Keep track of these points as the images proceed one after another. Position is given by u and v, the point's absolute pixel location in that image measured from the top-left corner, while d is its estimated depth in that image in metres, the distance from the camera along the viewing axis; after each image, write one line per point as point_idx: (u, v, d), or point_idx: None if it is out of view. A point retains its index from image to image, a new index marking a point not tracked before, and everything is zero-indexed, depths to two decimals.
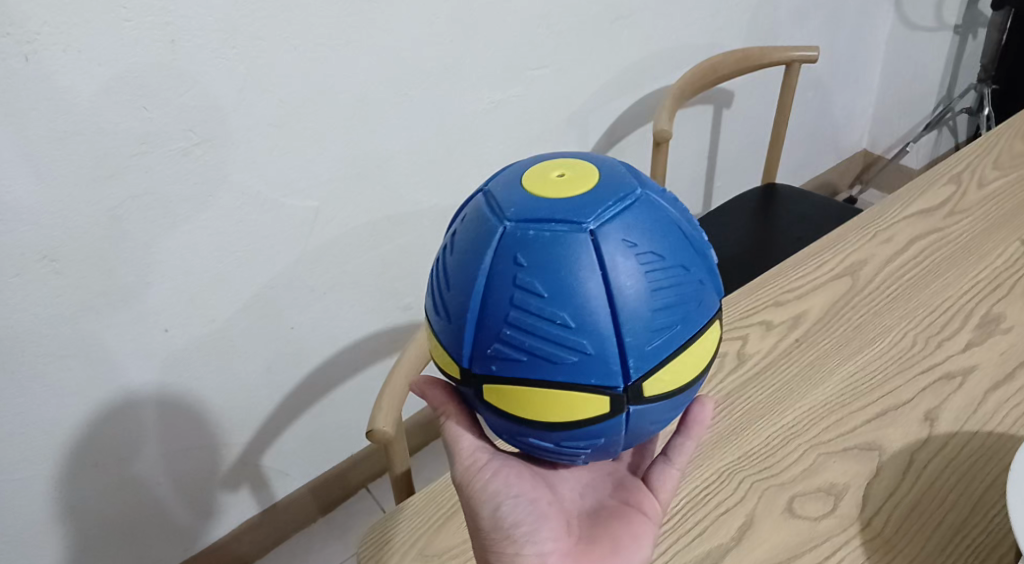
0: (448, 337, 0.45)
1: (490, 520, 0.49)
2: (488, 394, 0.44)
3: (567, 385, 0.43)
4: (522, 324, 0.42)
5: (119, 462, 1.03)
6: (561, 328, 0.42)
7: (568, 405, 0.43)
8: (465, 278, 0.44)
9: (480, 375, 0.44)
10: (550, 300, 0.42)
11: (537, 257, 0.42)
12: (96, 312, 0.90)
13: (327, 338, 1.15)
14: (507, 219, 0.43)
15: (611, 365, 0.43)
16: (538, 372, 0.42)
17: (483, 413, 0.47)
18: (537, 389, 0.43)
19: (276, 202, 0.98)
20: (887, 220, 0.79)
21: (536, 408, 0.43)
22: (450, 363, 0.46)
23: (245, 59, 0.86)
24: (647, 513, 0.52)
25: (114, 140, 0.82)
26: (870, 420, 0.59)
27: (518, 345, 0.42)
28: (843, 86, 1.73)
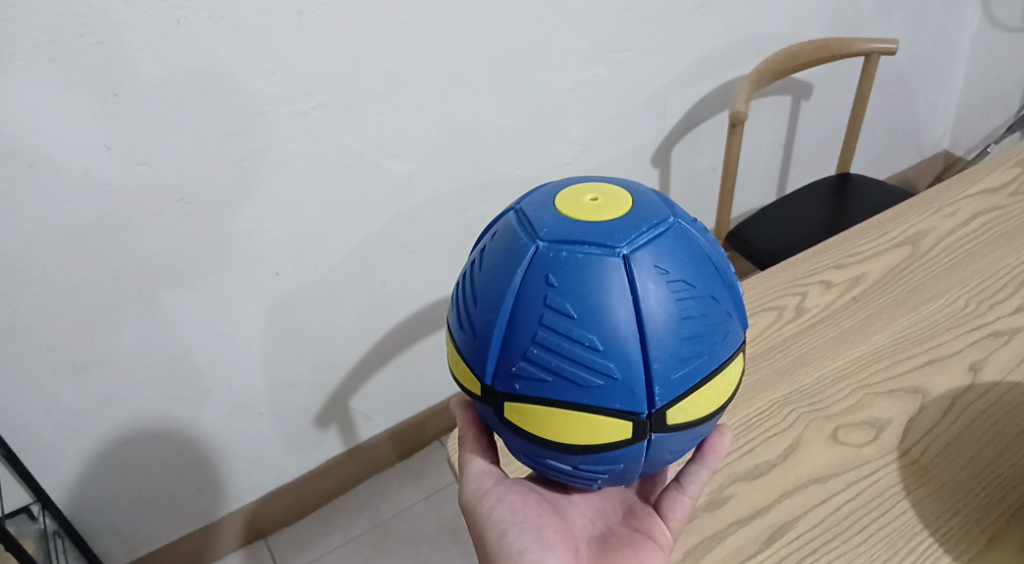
0: (475, 352, 0.52)
1: (497, 543, 0.56)
2: (510, 412, 0.51)
3: (592, 406, 0.49)
4: (549, 343, 0.49)
5: (228, 389, 1.16)
6: (588, 349, 0.49)
7: (587, 429, 0.50)
8: (495, 294, 0.51)
9: (503, 393, 0.51)
10: (578, 321, 0.49)
11: (567, 280, 0.49)
12: (218, 253, 1.03)
13: (414, 294, 1.25)
14: (539, 239, 0.50)
15: (636, 393, 0.49)
16: (562, 391, 0.49)
17: (501, 433, 0.54)
18: (558, 409, 0.50)
19: (378, 164, 1.08)
20: (951, 197, 0.83)
21: (558, 432, 0.50)
22: (473, 380, 0.53)
23: (359, 30, 0.97)
24: (652, 537, 0.56)
25: (246, 98, 0.93)
26: (917, 367, 0.65)
27: (544, 365, 0.49)
28: (925, 83, 1.74)
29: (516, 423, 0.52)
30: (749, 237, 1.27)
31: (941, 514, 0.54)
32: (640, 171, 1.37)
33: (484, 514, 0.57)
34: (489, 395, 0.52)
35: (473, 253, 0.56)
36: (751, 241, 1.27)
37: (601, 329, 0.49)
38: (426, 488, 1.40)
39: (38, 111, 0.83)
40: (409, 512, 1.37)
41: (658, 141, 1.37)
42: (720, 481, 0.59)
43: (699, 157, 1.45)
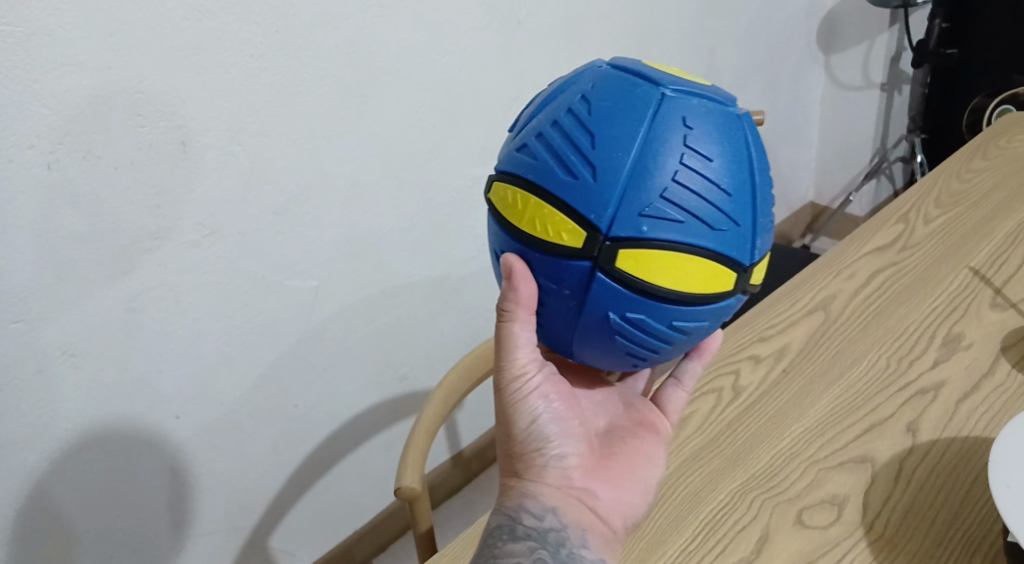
0: (589, 196, 0.49)
1: (528, 429, 0.57)
2: (623, 258, 0.50)
3: (713, 252, 0.51)
4: (689, 182, 0.50)
5: (132, 553, 1.03)
6: (724, 193, 0.50)
7: (692, 275, 0.51)
8: (624, 133, 0.49)
9: (622, 240, 0.49)
10: (716, 166, 0.50)
11: (705, 125, 0.50)
12: (111, 404, 0.93)
13: (329, 414, 1.18)
14: (664, 86, 0.51)
15: (750, 242, 0.53)
16: (695, 234, 0.50)
17: (590, 293, 0.52)
18: (684, 253, 0.50)
19: (280, 284, 1.03)
20: (848, 259, 0.88)
21: (673, 278, 0.51)
22: (575, 230, 0.50)
23: (249, 154, 0.93)
24: (659, 432, 0.65)
25: (130, 237, 0.87)
26: (859, 435, 0.66)
27: (685, 206, 0.49)
28: (787, 143, 1.88)
29: (628, 273, 0.50)
30: None
31: None
32: None
33: (521, 397, 0.57)
34: (597, 246, 0.50)
35: (555, 106, 0.52)
36: None
37: (731, 177, 0.51)
38: None
39: None
40: None
41: None
42: None
43: None
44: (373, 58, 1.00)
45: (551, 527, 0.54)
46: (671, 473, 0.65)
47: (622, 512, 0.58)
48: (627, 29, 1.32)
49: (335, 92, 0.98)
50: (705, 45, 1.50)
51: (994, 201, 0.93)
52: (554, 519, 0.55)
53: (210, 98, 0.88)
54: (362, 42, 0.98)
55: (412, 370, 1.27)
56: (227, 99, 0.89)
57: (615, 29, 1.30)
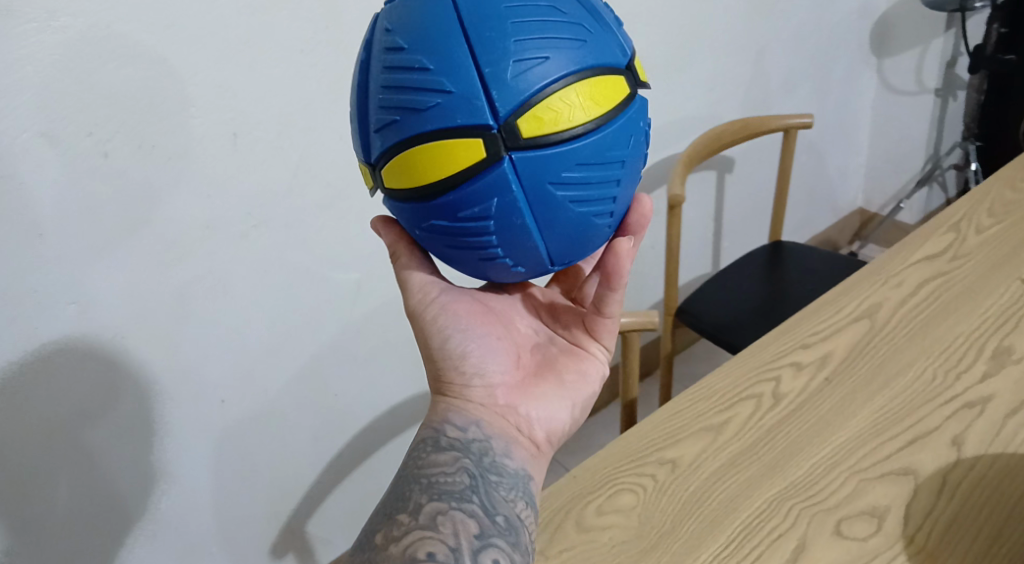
0: (361, 135, 0.58)
1: (452, 343, 0.66)
2: (390, 175, 0.56)
3: (439, 129, 0.52)
4: (394, 82, 0.53)
5: (175, 532, 1.07)
6: (420, 72, 0.52)
7: (445, 158, 0.53)
8: (365, 66, 0.56)
9: (381, 159, 0.56)
10: (408, 52, 0.52)
11: (403, 21, 0.53)
12: (158, 388, 0.96)
13: (368, 405, 1.20)
14: (392, 2, 0.56)
15: (475, 102, 0.51)
16: (415, 123, 0.52)
17: (401, 209, 0.58)
18: (421, 142, 0.53)
19: (324, 276, 1.05)
20: (896, 267, 0.86)
21: (436, 166, 0.53)
22: (368, 172, 0.59)
23: (298, 148, 0.95)
24: (591, 353, 0.71)
25: (182, 226, 0.90)
26: (902, 446, 0.65)
27: (393, 105, 0.53)
28: (835, 148, 1.84)
29: (400, 180, 0.56)
30: (699, 312, 1.28)
31: None
32: None
33: (432, 320, 0.66)
34: (377, 173, 0.57)
35: None
36: (702, 316, 1.27)
37: (444, 52, 0.51)
38: None
39: None
40: None
41: None
42: None
43: None
44: None
45: (474, 438, 0.62)
46: (708, 477, 0.65)
47: (544, 424, 0.66)
48: (673, 29, 1.31)
49: None
50: (753, 46, 1.48)
51: None
52: (477, 430, 0.63)
53: (262, 92, 0.90)
54: None
55: None
56: (278, 94, 0.91)
57: (662, 30, 1.30)
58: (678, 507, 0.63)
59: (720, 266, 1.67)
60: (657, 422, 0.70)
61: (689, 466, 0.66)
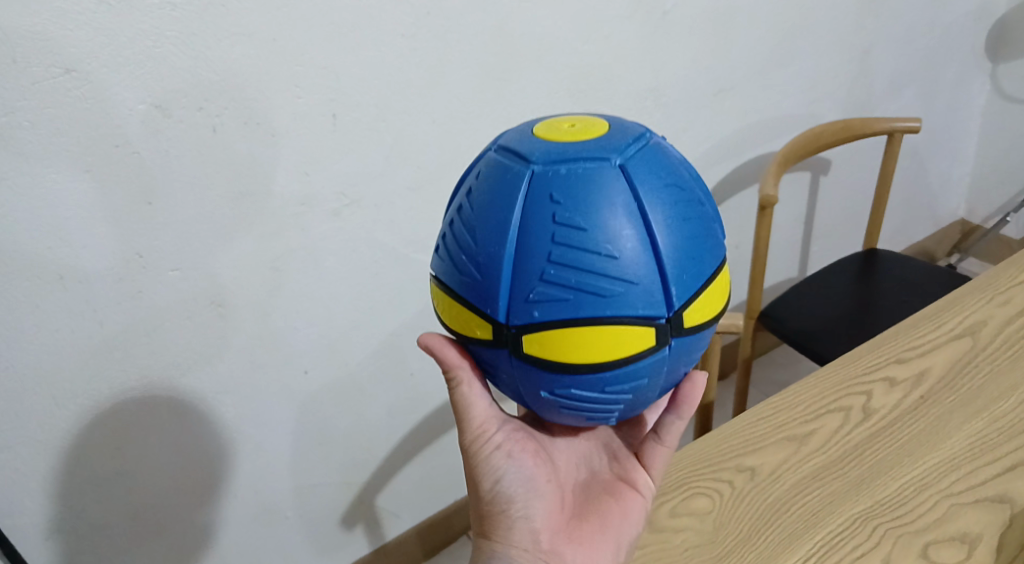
0: (486, 291, 0.52)
1: (497, 486, 0.59)
2: (530, 345, 0.52)
3: (616, 320, 0.51)
4: (564, 259, 0.50)
5: (255, 493, 1.12)
6: (604, 259, 0.50)
7: (611, 345, 0.51)
8: (498, 224, 0.52)
9: (520, 327, 0.52)
10: (588, 234, 0.50)
11: (571, 195, 0.50)
12: (248, 354, 1.01)
13: (442, 385, 1.23)
14: (533, 162, 0.52)
15: (654, 295, 0.52)
16: (585, 305, 0.50)
17: (519, 372, 0.54)
18: (583, 326, 0.51)
19: (409, 257, 1.07)
20: (1004, 283, 0.81)
21: (593, 349, 0.51)
22: (482, 326, 0.53)
23: (392, 131, 0.98)
24: (637, 489, 0.63)
25: (280, 201, 0.94)
26: (1000, 473, 0.62)
27: (564, 283, 0.50)
28: (939, 154, 1.75)
29: (542, 358, 0.52)
30: (783, 317, 1.24)
31: None
32: None
33: (481, 461, 0.59)
34: (505, 338, 0.53)
35: (461, 194, 0.56)
36: (786, 321, 1.24)
37: (630, 242, 0.51)
38: None
39: (72, 223, 0.82)
40: None
41: None
42: None
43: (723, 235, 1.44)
44: (516, 43, 1.02)
45: None
46: (788, 489, 0.63)
47: None
48: (775, 24, 1.27)
49: (478, 74, 1.01)
50: (859, 45, 1.42)
51: None
52: None
53: (362, 74, 0.92)
54: (507, 27, 1.00)
55: None
56: (377, 77, 0.93)
57: (764, 24, 1.26)
58: (755, 517, 0.62)
59: (806, 271, 1.62)
60: (738, 428, 0.69)
61: (769, 475, 0.65)
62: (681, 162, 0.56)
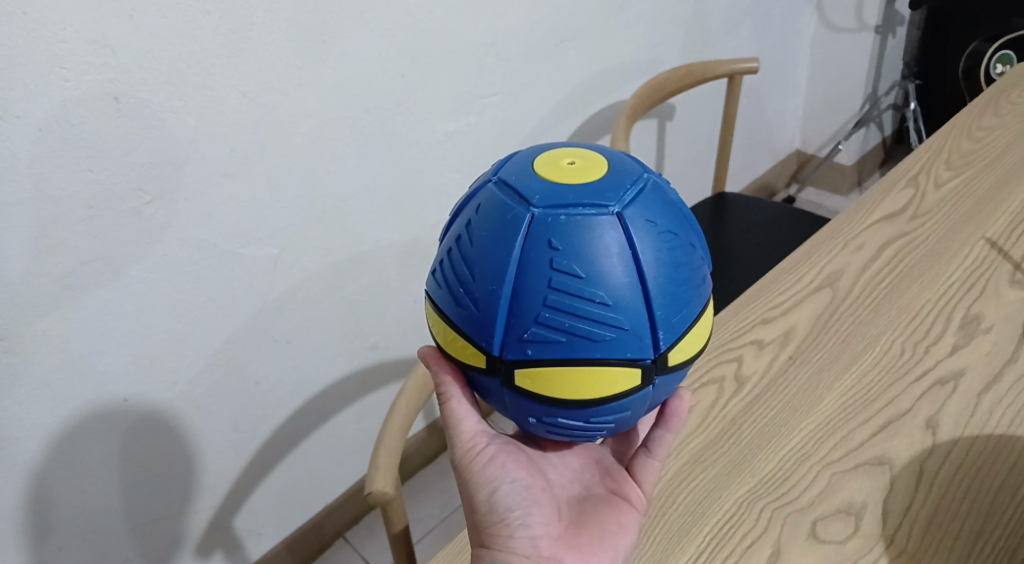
0: (480, 326, 0.48)
1: (488, 502, 0.53)
2: (522, 378, 0.48)
3: (606, 362, 0.47)
4: (561, 305, 0.46)
5: (83, 542, 0.96)
6: (600, 307, 0.47)
7: (596, 383, 0.48)
8: (497, 265, 0.47)
9: (512, 362, 0.48)
10: (587, 280, 0.46)
11: (572, 241, 0.46)
12: (48, 388, 0.85)
13: (294, 389, 1.11)
14: (533, 206, 0.47)
15: (644, 339, 0.48)
16: (578, 350, 0.47)
17: (507, 402, 0.50)
18: (574, 366, 0.47)
19: (235, 253, 0.94)
20: (856, 227, 0.81)
21: (579, 387, 0.48)
22: (475, 354, 0.49)
23: (193, 110, 0.82)
24: (633, 503, 0.56)
25: (60, 206, 0.77)
26: (876, 432, 0.60)
27: (559, 326, 0.46)
28: (775, 89, 1.79)
29: (533, 395, 0.48)
30: None
31: None
32: None
33: (476, 473, 0.54)
34: (496, 372, 0.49)
35: (457, 224, 0.51)
36: None
37: (625, 286, 0.47)
38: None
39: None
40: None
41: None
42: None
43: None
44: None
45: None
46: (673, 478, 0.59)
47: None
48: None
49: (291, 38, 0.87)
50: None
51: (1009, 160, 0.86)
52: None
53: (144, 45, 0.76)
54: None
55: (383, 339, 1.19)
56: (164, 48, 0.78)
57: None
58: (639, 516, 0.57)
59: None
60: None
61: None
62: (677, 202, 0.51)
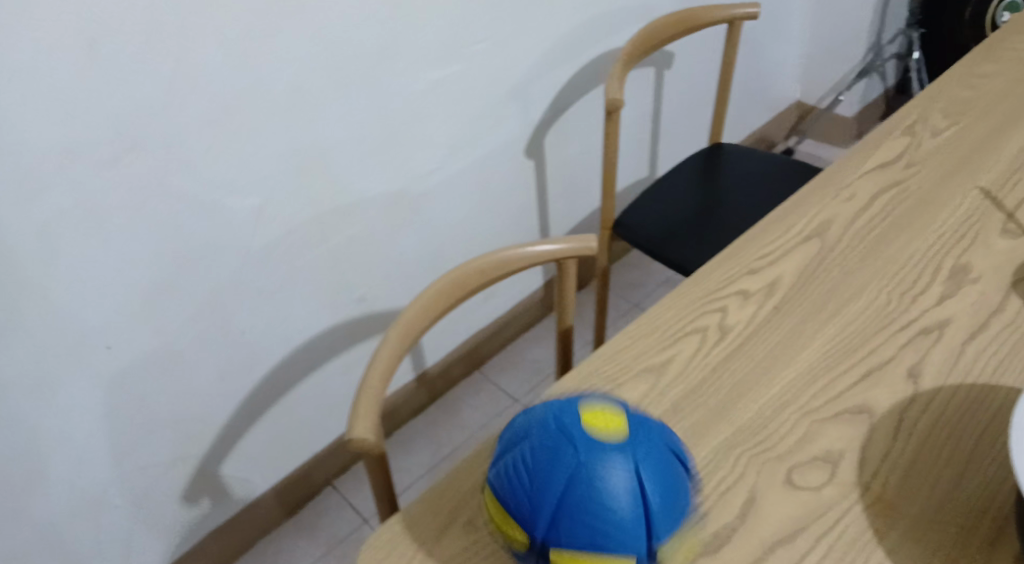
0: (519, 509, 0.42)
1: None
2: (551, 548, 0.41)
3: (617, 545, 0.41)
4: (581, 514, 0.41)
5: (74, 487, 0.98)
6: (616, 527, 0.41)
7: (606, 554, 0.41)
8: (530, 490, 0.42)
9: (541, 537, 0.42)
10: (611, 512, 0.41)
11: (595, 475, 0.41)
12: (33, 337, 0.84)
13: (283, 339, 1.11)
14: (562, 446, 0.42)
15: (651, 537, 0.41)
16: (593, 533, 0.41)
17: (526, 558, 0.44)
18: (590, 551, 0.41)
19: (217, 203, 0.92)
20: (846, 176, 0.79)
21: (591, 543, 0.41)
22: (511, 525, 0.43)
23: (172, 55, 0.80)
24: None
25: (36, 152, 0.76)
26: (857, 382, 0.60)
27: (579, 520, 0.41)
28: (776, 38, 1.75)
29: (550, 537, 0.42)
30: (635, 224, 1.20)
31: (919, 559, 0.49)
32: (511, 164, 1.28)
33: None
34: (527, 547, 0.43)
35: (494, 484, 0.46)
36: (638, 228, 1.20)
37: (641, 517, 0.41)
38: (327, 542, 1.26)
39: None
40: None
41: (527, 132, 1.27)
42: None
43: (571, 143, 1.37)
44: None
45: None
46: None
47: None
48: None
49: None
50: None
51: (1005, 108, 0.84)
52: None
53: None
54: None
55: (372, 291, 1.19)
56: None
57: None
58: None
59: (656, 169, 1.60)
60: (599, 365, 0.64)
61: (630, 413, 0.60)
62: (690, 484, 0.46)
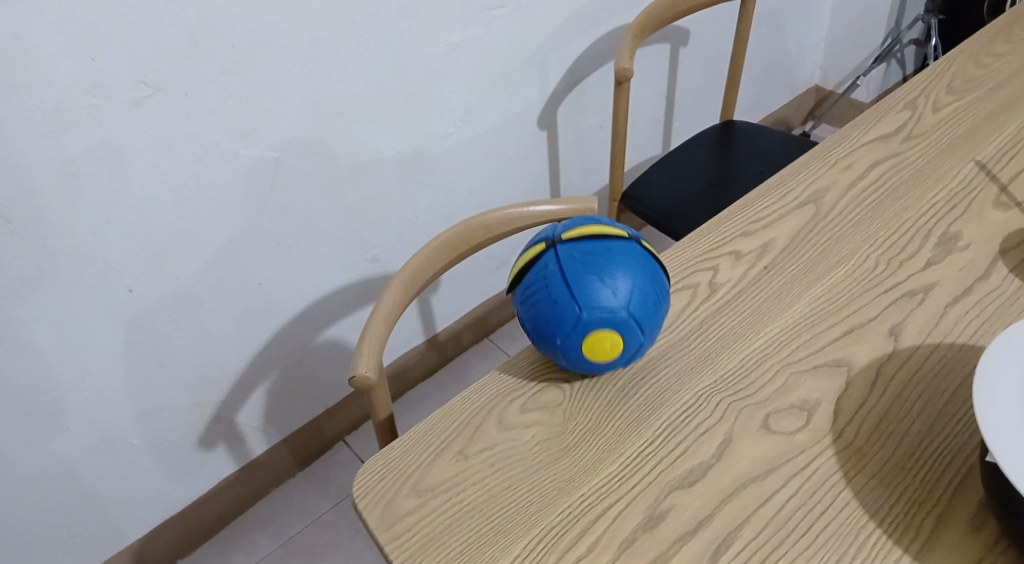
0: (539, 235, 0.61)
1: None
2: (568, 235, 0.58)
3: (612, 230, 0.59)
4: (586, 219, 0.61)
5: (91, 424, 1.02)
6: (609, 224, 0.61)
7: (607, 234, 0.58)
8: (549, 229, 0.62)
9: (559, 233, 0.59)
10: (603, 221, 0.61)
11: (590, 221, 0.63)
12: (55, 274, 0.88)
13: (295, 293, 1.14)
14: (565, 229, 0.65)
15: (632, 233, 0.61)
16: (597, 226, 0.59)
17: (555, 261, 0.57)
18: (597, 231, 0.59)
19: (235, 153, 0.95)
20: (847, 148, 0.81)
21: (598, 232, 0.59)
22: (537, 248, 0.59)
23: (194, 4, 0.83)
24: None
25: (62, 92, 0.79)
26: (839, 337, 0.62)
27: (584, 220, 0.60)
28: (797, 20, 1.74)
29: (573, 236, 0.58)
30: (643, 196, 1.22)
31: (884, 501, 0.52)
32: (525, 133, 1.30)
33: None
34: (550, 247, 0.58)
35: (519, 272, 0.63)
36: (647, 201, 1.21)
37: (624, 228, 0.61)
38: (332, 494, 1.30)
39: None
40: (317, 523, 1.26)
41: (542, 103, 1.29)
42: (657, 492, 0.54)
43: (585, 116, 1.39)
44: None
45: None
46: (638, 371, 0.61)
47: None
48: None
49: None
50: None
51: (1012, 87, 0.85)
52: None
53: None
54: None
55: (384, 251, 1.22)
56: None
57: None
58: (601, 403, 0.59)
59: (669, 146, 1.61)
60: None
61: None
62: None
